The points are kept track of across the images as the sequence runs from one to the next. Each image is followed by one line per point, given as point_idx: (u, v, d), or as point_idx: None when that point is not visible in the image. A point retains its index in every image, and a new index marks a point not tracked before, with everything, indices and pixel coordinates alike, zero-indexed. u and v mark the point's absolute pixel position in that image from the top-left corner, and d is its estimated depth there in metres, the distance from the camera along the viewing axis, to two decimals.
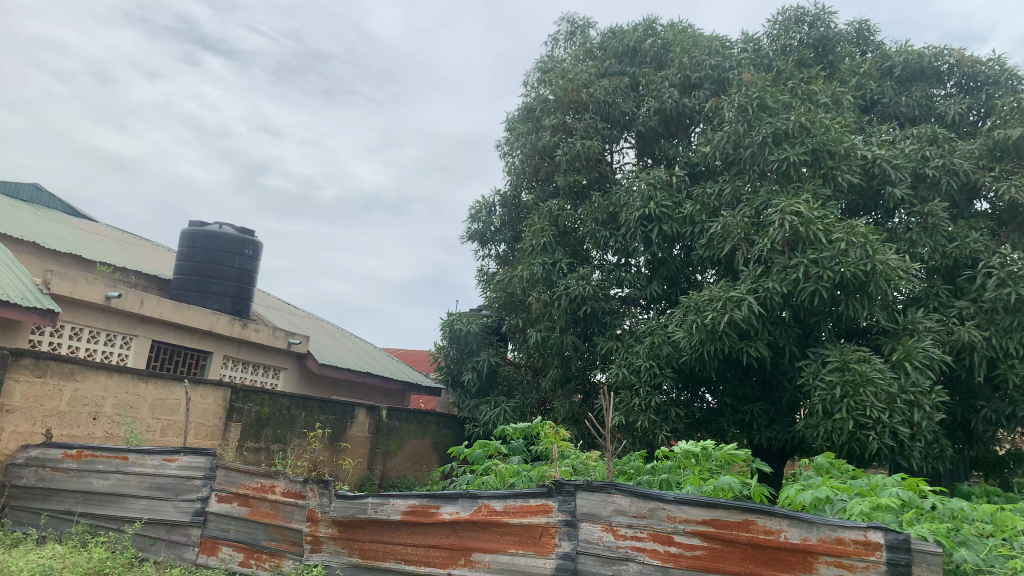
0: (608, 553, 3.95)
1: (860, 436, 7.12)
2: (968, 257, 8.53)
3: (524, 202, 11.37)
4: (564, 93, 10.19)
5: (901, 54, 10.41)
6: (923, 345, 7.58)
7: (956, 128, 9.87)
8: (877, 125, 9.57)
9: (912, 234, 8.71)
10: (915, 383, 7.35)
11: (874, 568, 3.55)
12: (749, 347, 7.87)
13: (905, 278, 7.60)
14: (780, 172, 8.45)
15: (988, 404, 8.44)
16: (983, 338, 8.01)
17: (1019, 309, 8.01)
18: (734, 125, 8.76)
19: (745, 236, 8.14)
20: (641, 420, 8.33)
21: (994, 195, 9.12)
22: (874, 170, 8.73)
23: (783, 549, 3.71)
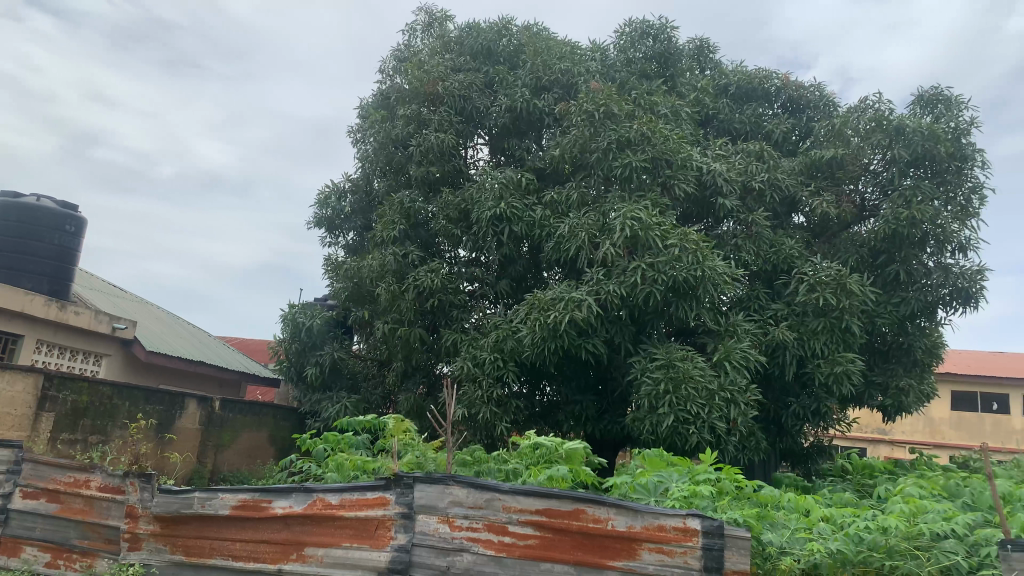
0: (443, 544, 3.93)
1: (680, 429, 7.57)
2: (785, 263, 9.35)
3: (375, 192, 11.23)
4: (420, 85, 10.14)
5: (736, 74, 11.15)
6: (741, 346, 8.16)
7: (780, 146, 10.79)
8: (713, 139, 10.18)
9: (738, 241, 9.38)
10: (732, 381, 7.94)
11: (691, 553, 3.88)
12: (588, 345, 8.17)
13: (730, 284, 8.15)
14: (623, 177, 8.79)
15: (797, 401, 9.26)
16: (795, 338, 8.76)
17: (825, 313, 8.80)
18: (582, 130, 9.03)
19: (589, 239, 8.41)
20: (483, 412, 8.48)
21: (809, 209, 10.01)
22: (708, 182, 9.31)
23: (609, 537, 3.92)
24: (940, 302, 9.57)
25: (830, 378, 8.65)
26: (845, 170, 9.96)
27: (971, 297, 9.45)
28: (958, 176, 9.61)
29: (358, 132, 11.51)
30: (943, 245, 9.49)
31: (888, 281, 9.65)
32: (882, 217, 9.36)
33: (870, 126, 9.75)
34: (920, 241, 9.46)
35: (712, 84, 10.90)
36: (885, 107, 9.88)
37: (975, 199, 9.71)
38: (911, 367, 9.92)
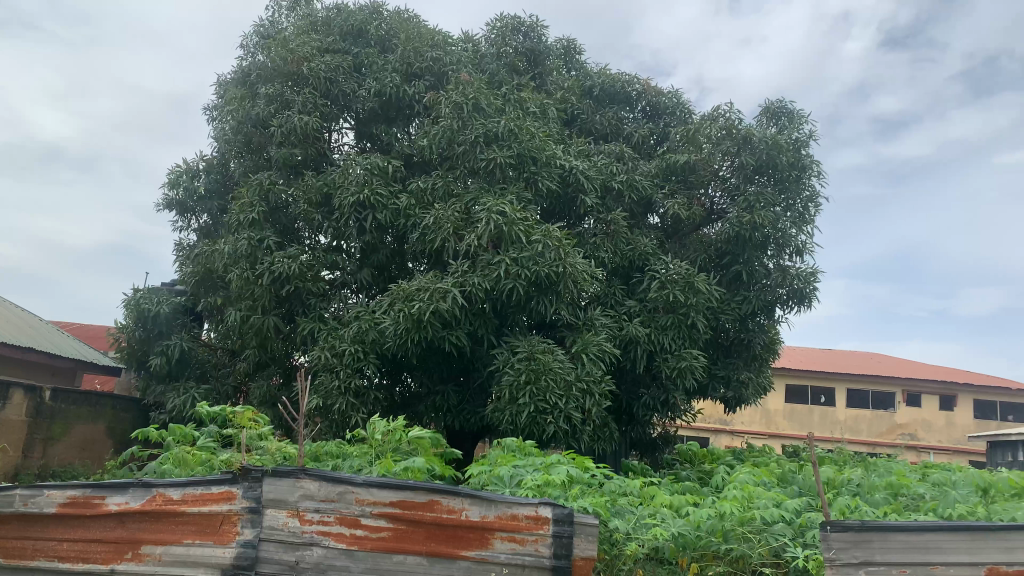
0: (292, 539, 3.83)
1: (538, 418, 7.75)
2: (640, 261, 9.74)
3: (232, 173, 10.73)
4: (284, 63, 9.78)
5: (600, 76, 11.47)
6: (598, 339, 8.43)
7: (639, 148, 11.19)
8: (577, 138, 10.43)
9: (598, 238, 9.67)
10: (589, 373, 8.19)
11: (542, 540, 3.98)
12: (451, 337, 8.18)
13: (589, 281, 8.42)
14: (489, 172, 8.86)
15: (648, 393, 9.67)
16: (646, 333, 9.15)
17: (676, 310, 9.25)
18: (450, 121, 9.01)
19: (454, 230, 8.42)
20: (341, 404, 8.32)
21: (664, 211, 10.46)
22: (570, 180, 9.53)
23: (463, 527, 3.95)
24: (778, 301, 10.25)
25: (677, 370, 9.10)
26: (697, 175, 10.50)
27: (805, 298, 10.18)
28: (798, 184, 10.36)
29: (215, 109, 10.97)
30: (783, 248, 10.19)
31: (732, 280, 10.25)
32: (729, 221, 9.93)
33: (721, 134, 10.38)
34: (761, 244, 10.07)
35: (577, 85, 11.17)
36: (736, 116, 10.48)
37: (811, 207, 10.49)
38: (750, 362, 10.62)
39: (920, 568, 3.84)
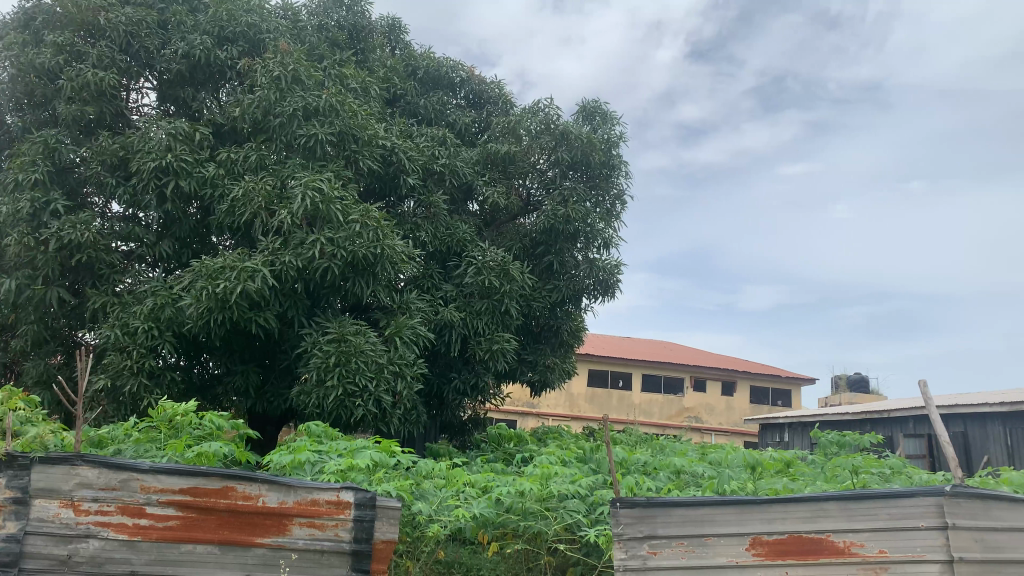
0: (65, 531, 3.52)
1: (346, 402, 7.62)
2: (457, 246, 9.81)
3: (9, 126, 9.59)
4: (76, 10, 8.87)
5: (424, 59, 11.41)
6: (412, 323, 8.39)
7: (462, 136, 11.26)
8: (398, 118, 10.29)
9: (417, 220, 9.64)
10: (401, 356, 8.14)
11: (342, 525, 3.93)
12: (258, 317, 7.83)
13: (406, 264, 8.37)
14: (306, 147, 8.56)
15: (459, 376, 9.76)
16: (460, 318, 9.25)
17: (490, 296, 9.44)
18: (265, 91, 8.57)
19: (265, 206, 8.06)
20: (132, 386, 7.72)
21: (483, 199, 10.59)
22: (391, 159, 9.40)
23: (259, 513, 3.81)
24: (585, 291, 10.75)
25: (489, 353, 9.30)
26: (516, 165, 10.75)
27: (609, 289, 10.79)
28: (607, 182, 10.90)
29: None
30: (591, 241, 10.69)
31: (544, 269, 10.57)
32: (544, 211, 10.25)
33: (541, 127, 10.78)
34: (573, 236, 10.49)
35: (401, 65, 11.02)
36: (554, 112, 10.85)
37: (619, 203, 11.08)
38: (557, 348, 11.04)
39: (697, 538, 4.19)
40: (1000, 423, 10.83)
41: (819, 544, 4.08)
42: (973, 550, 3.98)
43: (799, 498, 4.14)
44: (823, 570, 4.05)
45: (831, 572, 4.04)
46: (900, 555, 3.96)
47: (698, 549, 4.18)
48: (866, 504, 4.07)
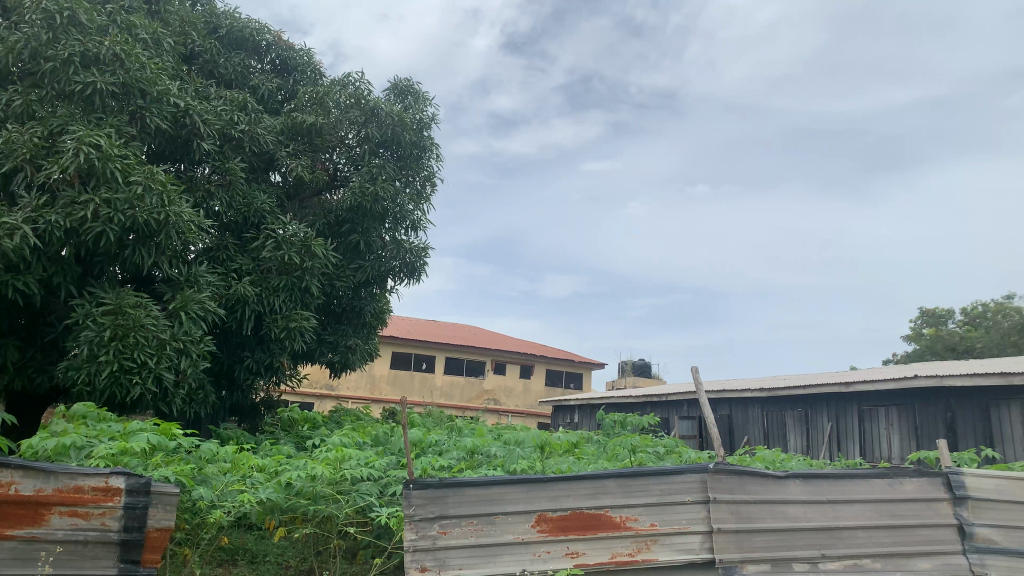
0: None
1: (121, 379, 7.03)
2: (255, 217, 9.33)
3: None
4: None
5: (227, 18, 10.69)
6: (200, 297, 7.86)
7: (265, 102, 10.74)
8: (194, 77, 9.60)
9: (209, 187, 9.05)
10: (186, 332, 7.64)
11: (110, 513, 3.63)
12: (17, 282, 7.00)
13: (195, 234, 7.85)
14: (82, 97, 7.75)
15: (252, 355, 9.32)
16: (255, 293, 8.81)
17: (288, 272, 9.08)
18: (36, 31, 7.64)
19: (30, 159, 7.21)
20: None
21: (285, 170, 10.12)
22: (183, 120, 8.73)
23: (10, 503, 3.43)
24: (390, 273, 10.66)
25: (285, 332, 8.97)
26: (322, 138, 10.35)
27: (415, 271, 10.81)
28: (417, 163, 10.88)
29: None
30: (398, 222, 10.62)
31: (348, 248, 10.32)
32: (351, 188, 10.00)
33: (349, 101, 10.47)
34: (381, 216, 10.34)
35: (201, 21, 10.25)
36: (365, 87, 10.63)
37: (428, 186, 11.11)
38: (359, 329, 10.84)
39: (486, 517, 4.29)
40: (759, 407, 12.10)
41: (597, 519, 4.34)
42: (729, 521, 4.43)
43: (582, 476, 4.38)
44: (600, 543, 4.32)
45: (607, 544, 4.32)
46: (668, 527, 4.37)
47: (486, 528, 4.28)
48: (644, 481, 4.41)
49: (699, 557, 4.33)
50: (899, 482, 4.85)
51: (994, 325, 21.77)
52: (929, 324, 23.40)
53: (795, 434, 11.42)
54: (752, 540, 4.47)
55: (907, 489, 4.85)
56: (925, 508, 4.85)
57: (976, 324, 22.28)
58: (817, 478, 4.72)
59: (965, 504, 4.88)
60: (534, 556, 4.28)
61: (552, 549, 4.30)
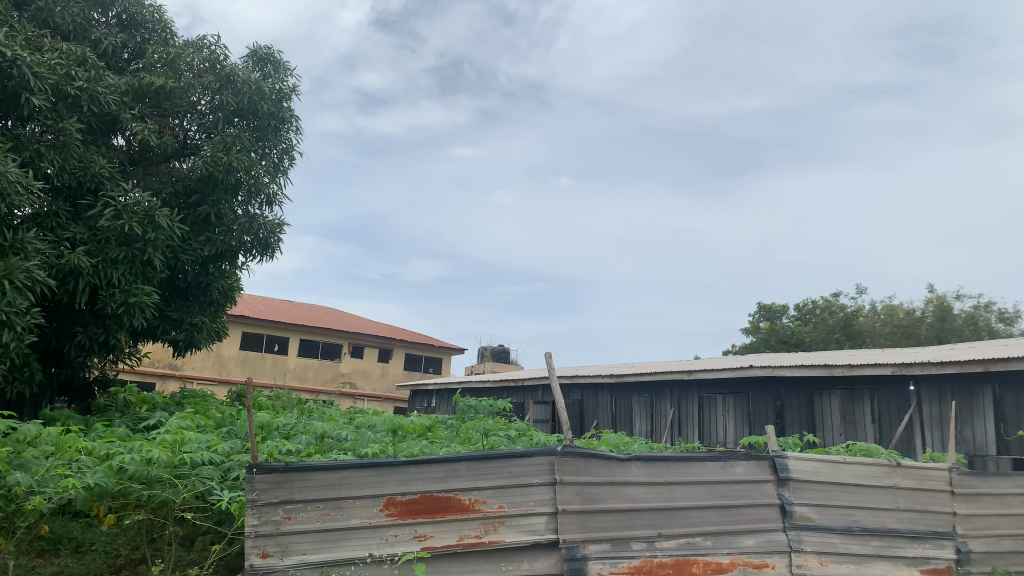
0: None
1: None
2: (92, 182, 8.65)
3: None
4: None
5: None
6: (27, 266, 7.21)
7: (107, 59, 9.96)
8: (24, 24, 8.74)
9: (40, 147, 8.30)
10: (10, 304, 7.00)
11: None
12: None
13: (23, 196, 7.19)
14: None
15: (85, 330, 8.67)
16: (91, 264, 8.19)
17: (128, 243, 8.50)
18: None
19: None
20: None
21: (129, 133, 9.44)
22: (10, 71, 7.94)
23: None
24: (241, 249, 10.21)
25: (123, 307, 8.41)
26: (171, 102, 9.72)
27: (268, 247, 10.41)
28: (275, 135, 10.53)
29: None
30: (252, 195, 10.19)
31: (197, 221, 9.79)
32: (201, 156, 9.50)
33: (204, 65, 9.98)
34: (233, 188, 9.88)
35: None
36: (221, 52, 10.10)
37: (285, 159, 10.75)
38: (206, 306, 10.34)
39: (333, 502, 4.22)
40: (608, 393, 12.56)
41: (446, 501, 4.36)
42: (574, 502, 4.57)
43: (432, 459, 4.38)
44: (448, 526, 4.34)
45: (455, 527, 4.35)
46: (515, 509, 4.45)
47: (332, 512, 4.20)
48: (494, 464, 4.48)
49: (543, 538, 4.44)
50: (730, 465, 5.17)
51: (820, 321, 23.64)
52: (765, 318, 25.07)
53: (641, 419, 11.94)
54: (595, 520, 4.63)
55: (737, 471, 5.18)
56: (752, 489, 5.19)
57: (805, 319, 24.09)
58: (656, 461, 4.95)
59: (787, 484, 5.27)
60: (381, 540, 4.25)
61: (400, 533, 4.28)
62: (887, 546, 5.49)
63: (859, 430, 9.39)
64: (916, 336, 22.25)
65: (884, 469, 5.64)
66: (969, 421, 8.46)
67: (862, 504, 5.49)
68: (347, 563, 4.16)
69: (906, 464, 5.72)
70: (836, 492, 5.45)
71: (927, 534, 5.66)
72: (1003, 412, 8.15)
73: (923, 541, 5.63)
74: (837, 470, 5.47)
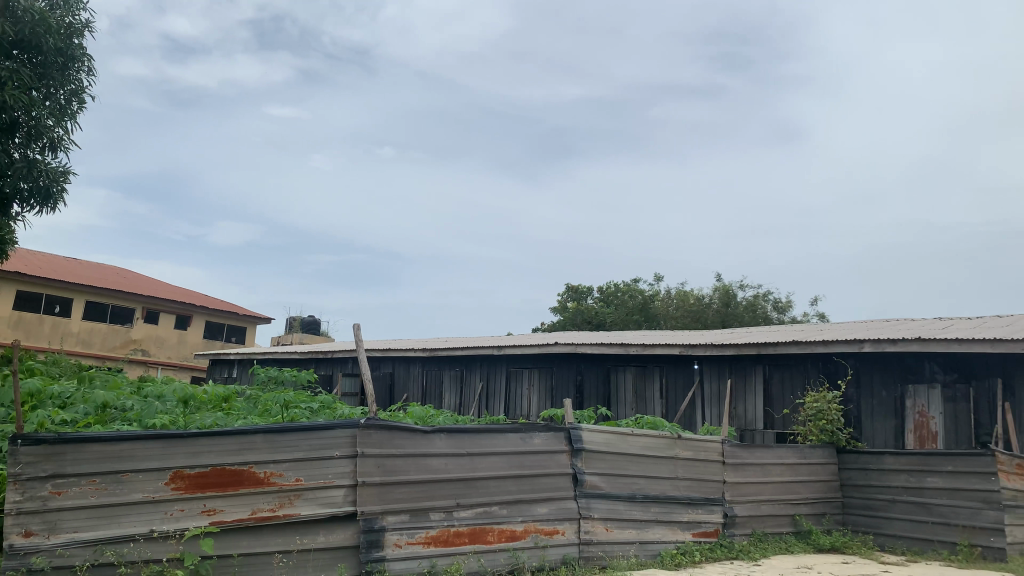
0: None
1: None
2: None
3: None
4: None
5: None
6: None
7: None
8: None
9: None
10: None
11: None
12: None
13: None
14: None
15: None
16: None
17: None
18: None
19: None
20: None
21: None
22: None
23: None
24: (16, 197, 9.14)
25: None
26: None
27: (49, 197, 9.37)
28: (63, 74, 9.51)
29: None
30: (33, 138, 9.15)
31: None
32: None
33: None
34: (7, 127, 8.88)
35: None
36: None
37: (73, 102, 9.75)
38: None
39: (112, 476, 3.93)
40: (419, 366, 12.59)
41: (239, 475, 4.20)
42: (374, 474, 4.56)
43: (226, 431, 4.19)
44: (239, 500, 4.18)
45: (247, 501, 4.19)
46: (313, 482, 4.36)
47: (110, 487, 3.91)
48: (292, 436, 4.36)
49: (341, 510, 4.40)
50: (529, 437, 5.36)
51: (622, 303, 25.08)
52: (572, 299, 26.18)
53: (450, 392, 12.10)
54: (394, 492, 4.64)
55: (535, 443, 5.39)
56: (548, 459, 5.42)
57: (608, 301, 25.46)
58: (458, 432, 5.03)
59: (580, 455, 5.56)
60: (166, 515, 4.01)
61: (187, 507, 4.06)
62: (665, 512, 5.95)
63: (649, 404, 10.09)
64: (704, 320, 24.21)
65: (667, 441, 6.10)
66: (742, 398, 9.33)
67: (646, 474, 5.90)
68: (125, 540, 3.89)
69: (686, 436, 6.22)
70: (624, 463, 5.81)
71: (700, 501, 6.20)
72: (771, 391, 9.08)
73: (696, 507, 6.16)
74: (626, 442, 5.84)
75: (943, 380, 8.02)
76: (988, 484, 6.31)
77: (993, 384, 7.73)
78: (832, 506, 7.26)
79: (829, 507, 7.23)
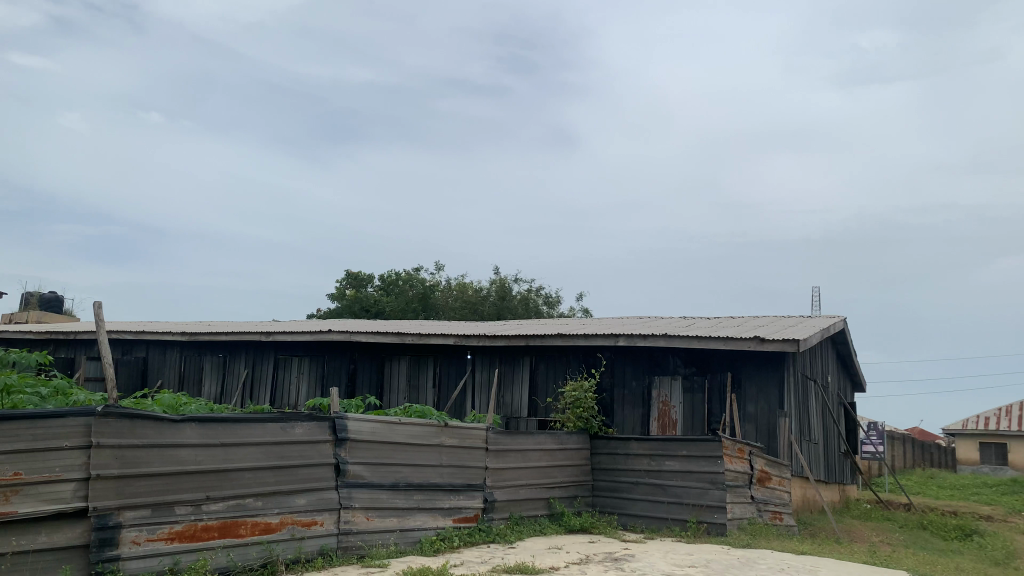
0: None
1: None
2: None
3: None
4: None
5: None
6: None
7: None
8: None
9: None
10: None
11: None
12: None
13: None
14: None
15: None
16: None
17: None
18: None
19: None
20: None
21: None
22: None
23: None
24: None
25: None
26: None
27: None
28: None
29: None
30: None
31: None
32: None
33: None
34: None
35: None
36: None
37: None
38: None
39: None
40: (177, 350, 11.71)
41: None
42: (111, 467, 4.18)
43: None
44: None
45: None
46: (35, 476, 3.91)
47: None
48: (12, 425, 3.88)
49: (69, 507, 3.99)
50: (290, 425, 5.17)
51: (401, 292, 25.02)
52: (351, 286, 25.70)
53: (211, 379, 11.39)
54: (134, 485, 4.28)
55: (297, 432, 5.20)
56: (310, 448, 5.27)
57: (387, 289, 25.28)
58: (212, 422, 4.74)
59: (344, 444, 5.47)
60: None
61: None
62: (427, 499, 6.02)
63: (420, 393, 10.17)
64: (479, 311, 24.84)
65: (433, 429, 6.17)
66: (509, 388, 9.68)
67: (410, 462, 5.93)
68: None
69: (452, 424, 6.33)
70: (388, 451, 5.79)
71: (462, 487, 6.34)
72: (536, 380, 9.51)
73: (457, 493, 6.29)
74: (392, 431, 5.83)
75: (684, 373, 8.85)
76: (715, 467, 7.05)
77: (724, 378, 8.67)
78: (583, 490, 7.74)
79: (580, 490, 7.69)
